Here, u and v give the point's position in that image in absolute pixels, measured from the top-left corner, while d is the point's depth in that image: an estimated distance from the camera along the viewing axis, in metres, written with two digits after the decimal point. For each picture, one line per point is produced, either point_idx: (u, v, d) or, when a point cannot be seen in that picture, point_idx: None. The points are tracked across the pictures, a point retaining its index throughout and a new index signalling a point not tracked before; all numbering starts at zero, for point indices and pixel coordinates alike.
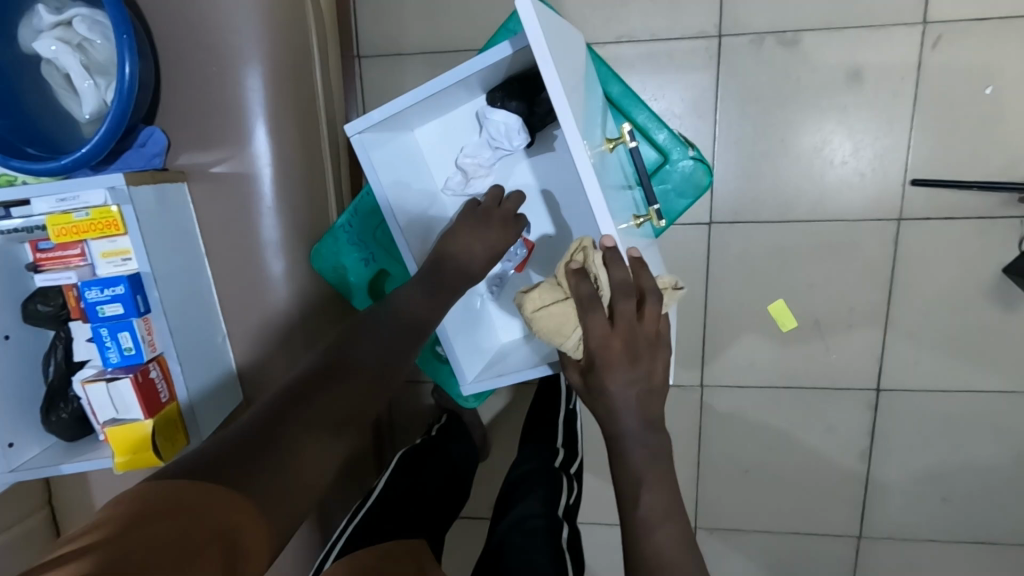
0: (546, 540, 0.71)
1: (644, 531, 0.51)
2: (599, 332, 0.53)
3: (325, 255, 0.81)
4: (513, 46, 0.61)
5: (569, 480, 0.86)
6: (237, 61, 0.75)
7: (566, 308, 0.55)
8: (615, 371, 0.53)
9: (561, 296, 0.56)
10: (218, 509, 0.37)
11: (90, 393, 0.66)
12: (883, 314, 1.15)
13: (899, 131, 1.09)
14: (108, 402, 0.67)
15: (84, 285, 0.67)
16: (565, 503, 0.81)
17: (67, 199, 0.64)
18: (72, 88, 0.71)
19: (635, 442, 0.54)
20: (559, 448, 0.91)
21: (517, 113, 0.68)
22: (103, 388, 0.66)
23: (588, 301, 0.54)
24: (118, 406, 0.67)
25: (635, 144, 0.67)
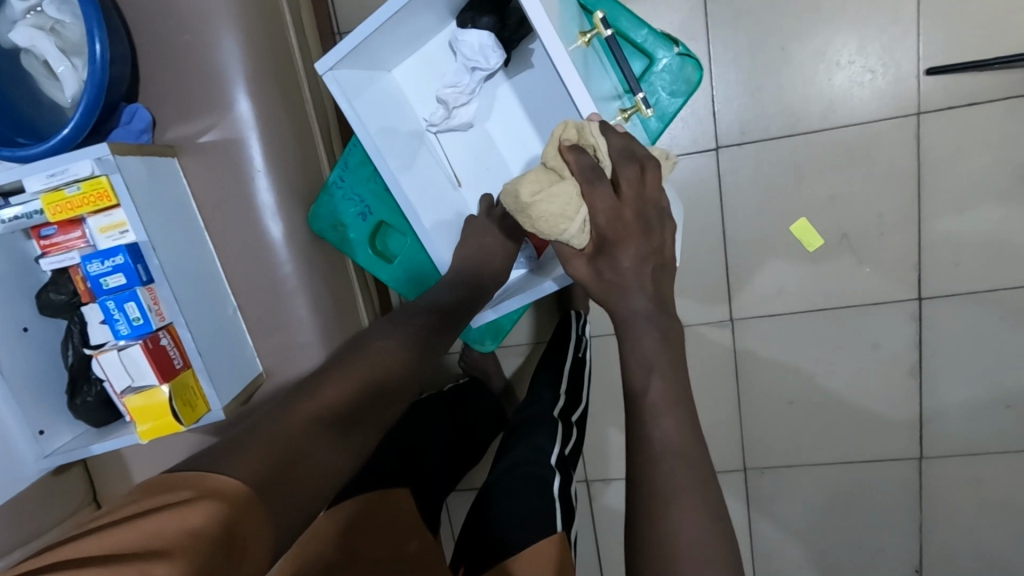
0: (535, 487, 0.68)
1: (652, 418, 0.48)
2: (608, 203, 0.50)
3: (323, 216, 0.81)
4: None
5: (567, 428, 0.82)
6: (208, 27, 0.75)
7: (567, 189, 0.51)
8: (629, 243, 0.50)
9: (561, 178, 0.52)
10: (239, 512, 0.37)
11: (104, 364, 0.68)
12: (914, 217, 1.09)
13: (906, 17, 1.03)
14: (123, 372, 0.68)
15: (87, 259, 0.67)
16: (560, 452, 0.76)
17: (57, 174, 0.64)
18: (52, 74, 0.72)
19: (645, 325, 0.51)
20: (560, 396, 0.86)
21: (489, 29, 0.66)
22: (115, 357, 0.67)
23: (590, 172, 0.50)
24: (133, 374, 0.67)
25: (611, 33, 0.65)
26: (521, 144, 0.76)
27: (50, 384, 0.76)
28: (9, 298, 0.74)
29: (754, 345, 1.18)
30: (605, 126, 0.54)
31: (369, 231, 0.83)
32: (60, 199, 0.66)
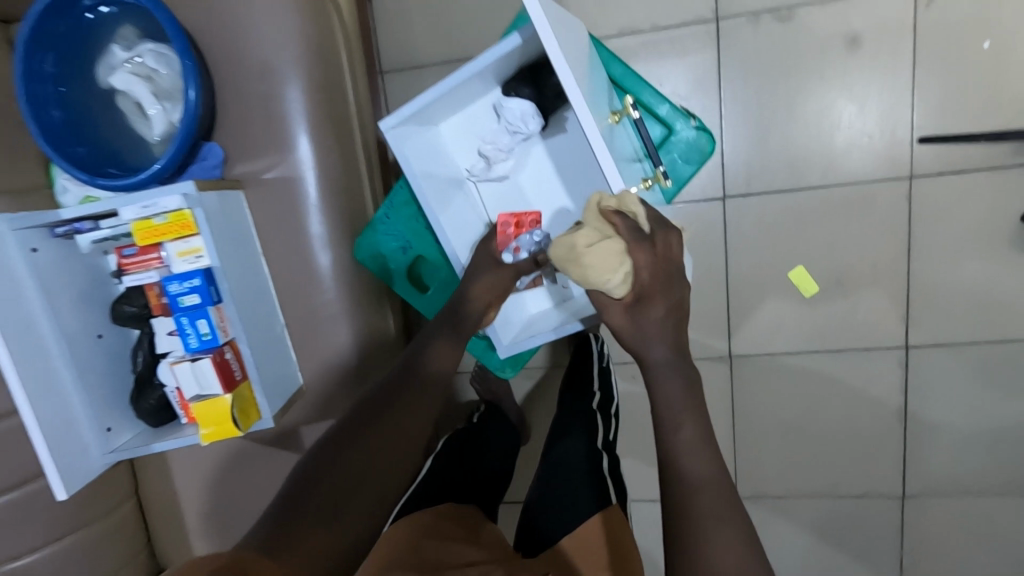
0: (585, 485, 0.80)
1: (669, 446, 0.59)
2: (649, 260, 0.61)
3: (366, 247, 0.90)
4: (523, 36, 0.69)
5: (606, 419, 0.92)
6: (283, 79, 0.85)
7: (616, 242, 0.60)
8: (657, 300, 0.62)
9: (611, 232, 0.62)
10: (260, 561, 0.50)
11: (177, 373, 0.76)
12: (905, 269, 1.18)
13: (902, 89, 1.13)
14: (193, 380, 0.76)
15: (167, 279, 0.76)
16: (604, 440, 0.87)
17: (149, 207, 0.74)
18: (142, 113, 0.82)
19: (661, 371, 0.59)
20: (593, 393, 0.94)
21: (529, 99, 0.76)
22: (187, 367, 0.76)
23: (635, 233, 0.61)
24: (201, 383, 0.76)
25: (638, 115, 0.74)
26: (550, 197, 0.86)
27: (117, 386, 0.85)
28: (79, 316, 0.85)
29: (751, 379, 1.27)
30: (640, 198, 0.65)
31: (408, 262, 0.93)
32: (149, 227, 0.75)
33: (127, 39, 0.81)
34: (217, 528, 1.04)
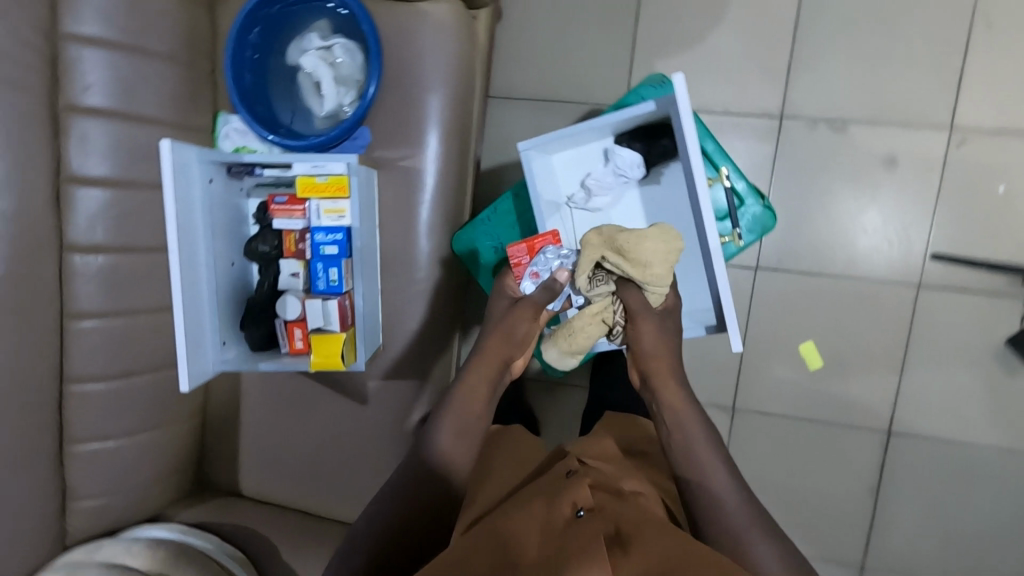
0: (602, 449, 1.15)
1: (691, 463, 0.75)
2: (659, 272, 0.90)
3: (463, 240, 1.07)
4: (658, 105, 0.86)
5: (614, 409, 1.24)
6: (439, 91, 1.03)
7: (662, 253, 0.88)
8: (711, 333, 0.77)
9: (642, 266, 0.85)
10: None
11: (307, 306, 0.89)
12: (900, 362, 1.41)
13: (924, 211, 1.37)
14: (318, 315, 0.90)
15: (316, 229, 0.91)
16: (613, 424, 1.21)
17: (318, 167, 0.89)
18: (317, 92, 0.98)
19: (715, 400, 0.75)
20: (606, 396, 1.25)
21: (638, 152, 0.93)
22: (316, 304, 0.89)
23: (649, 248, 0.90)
24: (324, 319, 0.90)
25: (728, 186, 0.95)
26: None
27: (233, 308, 1.00)
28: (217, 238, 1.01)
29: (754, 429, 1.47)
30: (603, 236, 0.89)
31: (495, 261, 1.09)
32: (312, 183, 0.90)
33: (324, 31, 0.98)
34: (267, 457, 1.17)
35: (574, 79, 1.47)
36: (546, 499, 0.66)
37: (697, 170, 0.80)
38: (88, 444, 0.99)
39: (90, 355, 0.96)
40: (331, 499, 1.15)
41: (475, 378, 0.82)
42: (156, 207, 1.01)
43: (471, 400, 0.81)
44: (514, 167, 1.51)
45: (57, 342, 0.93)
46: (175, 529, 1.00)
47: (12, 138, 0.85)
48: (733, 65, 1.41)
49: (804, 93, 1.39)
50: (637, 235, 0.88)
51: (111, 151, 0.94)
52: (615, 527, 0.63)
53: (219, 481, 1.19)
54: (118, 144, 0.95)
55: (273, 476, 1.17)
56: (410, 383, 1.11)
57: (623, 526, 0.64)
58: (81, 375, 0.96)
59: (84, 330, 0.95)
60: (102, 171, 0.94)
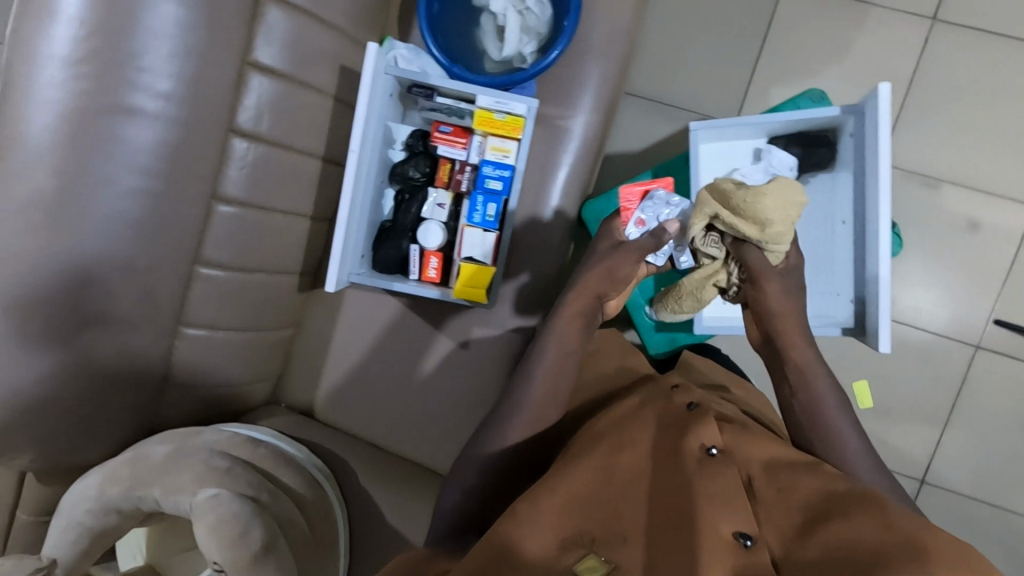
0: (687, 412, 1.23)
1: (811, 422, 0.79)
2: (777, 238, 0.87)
3: (593, 209, 1.13)
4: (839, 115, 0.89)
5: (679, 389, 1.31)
6: (598, 65, 1.08)
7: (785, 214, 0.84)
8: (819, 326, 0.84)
9: (762, 224, 0.82)
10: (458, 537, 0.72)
11: (467, 235, 0.94)
12: (944, 417, 1.48)
13: (995, 277, 1.45)
14: (475, 245, 0.94)
15: (482, 163, 0.94)
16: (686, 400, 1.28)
17: (500, 103, 0.91)
18: (497, 36, 1.01)
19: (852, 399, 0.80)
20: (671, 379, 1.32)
21: (795, 157, 0.97)
22: (477, 233, 0.93)
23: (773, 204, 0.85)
24: (479, 250, 0.94)
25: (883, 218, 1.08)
26: None
27: (370, 226, 1.01)
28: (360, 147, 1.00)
29: None
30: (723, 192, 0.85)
31: None
32: (488, 118, 0.92)
33: None
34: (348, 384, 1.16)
35: (693, 87, 1.51)
36: (676, 431, 0.68)
37: (883, 179, 0.82)
38: (198, 329, 0.98)
39: (224, 242, 0.96)
40: (405, 437, 1.14)
41: (568, 314, 0.83)
42: (315, 112, 1.00)
43: (569, 331, 0.82)
44: (616, 158, 1.54)
45: (200, 221, 0.92)
46: (266, 433, 0.98)
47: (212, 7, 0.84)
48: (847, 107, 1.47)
49: (907, 148, 1.46)
50: (762, 192, 0.83)
51: (289, 45, 0.94)
52: (748, 475, 0.62)
53: (292, 399, 1.17)
54: (297, 40, 0.95)
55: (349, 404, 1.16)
56: (511, 337, 1.12)
57: (754, 476, 0.62)
58: (211, 259, 0.96)
59: (224, 216, 0.94)
60: (277, 62, 0.93)
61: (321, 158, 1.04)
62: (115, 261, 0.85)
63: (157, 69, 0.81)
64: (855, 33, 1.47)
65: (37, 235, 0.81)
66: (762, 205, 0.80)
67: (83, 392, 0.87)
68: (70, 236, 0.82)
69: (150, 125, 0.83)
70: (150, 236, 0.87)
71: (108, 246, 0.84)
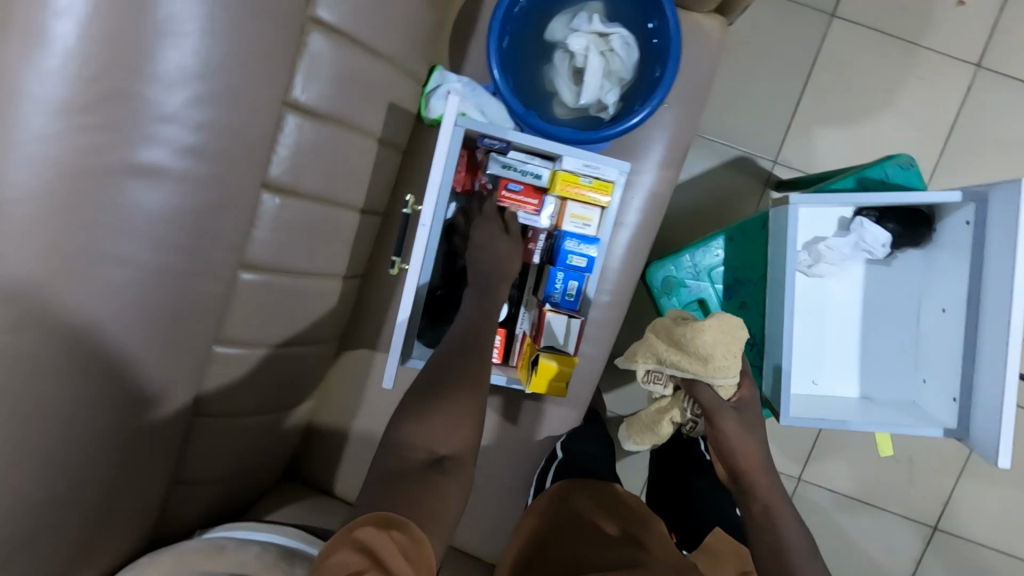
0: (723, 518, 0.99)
1: (771, 521, 0.79)
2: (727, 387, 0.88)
3: (660, 270, 1.01)
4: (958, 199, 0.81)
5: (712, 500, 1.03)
6: (672, 114, 0.97)
7: (724, 339, 0.84)
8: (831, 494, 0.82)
9: (704, 359, 0.84)
10: (376, 542, 0.52)
11: (548, 321, 0.79)
12: (960, 468, 1.50)
13: None
14: (556, 333, 0.80)
15: (564, 235, 0.80)
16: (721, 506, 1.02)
17: (590, 167, 0.79)
18: (573, 77, 0.87)
19: None
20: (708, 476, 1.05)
21: (890, 232, 0.90)
22: (561, 319, 0.79)
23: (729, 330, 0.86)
24: (562, 338, 0.80)
25: None
26: (846, 308, 0.97)
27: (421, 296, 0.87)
28: (414, 207, 0.84)
29: (809, 504, 1.54)
30: (664, 337, 0.89)
31: (687, 301, 1.01)
32: (573, 181, 0.79)
33: (602, 16, 0.86)
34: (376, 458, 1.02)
35: (733, 121, 1.42)
36: None
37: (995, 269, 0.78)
38: (212, 418, 0.81)
39: (248, 317, 0.79)
40: None
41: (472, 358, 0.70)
42: (358, 157, 0.84)
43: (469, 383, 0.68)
44: None
45: (222, 295, 0.74)
46: (294, 537, 0.84)
47: (248, 36, 0.66)
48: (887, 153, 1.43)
49: None
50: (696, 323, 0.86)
51: (333, 82, 0.77)
52: None
53: (309, 475, 1.03)
54: (341, 73, 0.77)
55: None
56: (562, 412, 1.01)
57: None
58: (232, 336, 0.78)
59: (248, 286, 0.77)
60: (318, 102, 0.76)
61: (359, 209, 0.88)
62: (119, 352, 0.66)
63: (180, 116, 0.63)
64: (901, 75, 1.41)
65: (48, 262, 0.61)
66: (700, 340, 0.83)
67: (108, 449, 0.68)
68: (66, 293, 0.62)
69: (163, 187, 0.64)
70: (173, 291, 0.68)
71: (132, 286, 0.65)
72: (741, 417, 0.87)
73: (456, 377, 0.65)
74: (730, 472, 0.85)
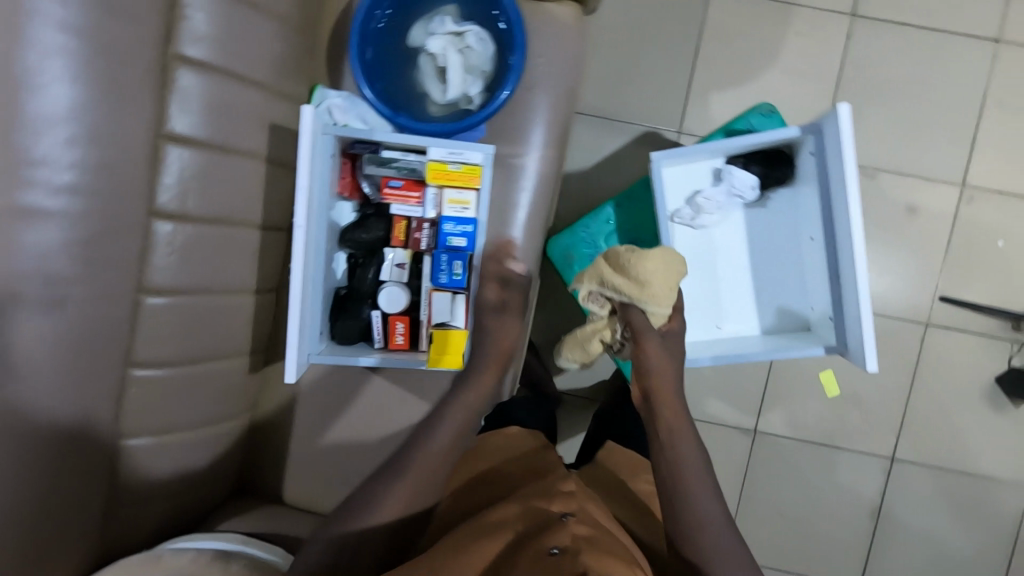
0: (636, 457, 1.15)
1: (672, 439, 0.87)
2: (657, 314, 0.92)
3: (559, 246, 1.07)
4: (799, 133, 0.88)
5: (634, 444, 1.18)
6: (544, 98, 1.04)
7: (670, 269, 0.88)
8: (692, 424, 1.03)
9: (642, 285, 0.88)
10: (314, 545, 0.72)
11: (435, 300, 0.85)
12: (905, 396, 1.55)
13: (935, 256, 1.52)
14: (446, 310, 0.85)
15: (443, 220, 0.86)
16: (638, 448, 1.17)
17: (454, 154, 0.85)
18: (439, 76, 0.94)
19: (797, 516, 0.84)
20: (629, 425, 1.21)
21: (755, 174, 0.96)
22: (448, 297, 0.85)
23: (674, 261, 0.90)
24: (452, 314, 0.85)
25: None
26: (733, 252, 1.03)
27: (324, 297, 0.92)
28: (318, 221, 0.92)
29: (769, 454, 1.58)
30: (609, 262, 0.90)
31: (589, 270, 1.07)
32: (443, 170, 0.86)
33: (456, 17, 0.94)
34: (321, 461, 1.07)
35: (633, 101, 1.50)
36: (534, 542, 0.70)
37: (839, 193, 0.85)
38: (140, 440, 0.86)
39: (159, 339, 0.84)
40: None
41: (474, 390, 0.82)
42: (249, 178, 0.90)
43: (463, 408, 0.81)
44: (568, 179, 1.52)
45: (127, 320, 0.80)
46: (233, 541, 0.88)
47: (111, 79, 0.73)
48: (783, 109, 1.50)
49: None
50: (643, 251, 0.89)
51: (209, 111, 0.83)
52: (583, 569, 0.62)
53: (258, 488, 1.08)
54: (215, 102, 0.84)
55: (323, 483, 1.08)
56: None
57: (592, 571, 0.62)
58: (147, 358, 0.84)
59: (155, 309, 0.83)
60: (196, 132, 0.83)
61: (260, 226, 0.95)
62: (27, 383, 0.71)
63: (55, 159, 0.70)
64: (782, 34, 1.49)
65: None
66: (647, 266, 0.87)
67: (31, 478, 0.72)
68: None
69: (49, 225, 0.70)
70: (74, 320, 0.73)
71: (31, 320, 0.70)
72: (667, 343, 0.91)
73: (444, 412, 0.80)
74: (642, 393, 0.91)
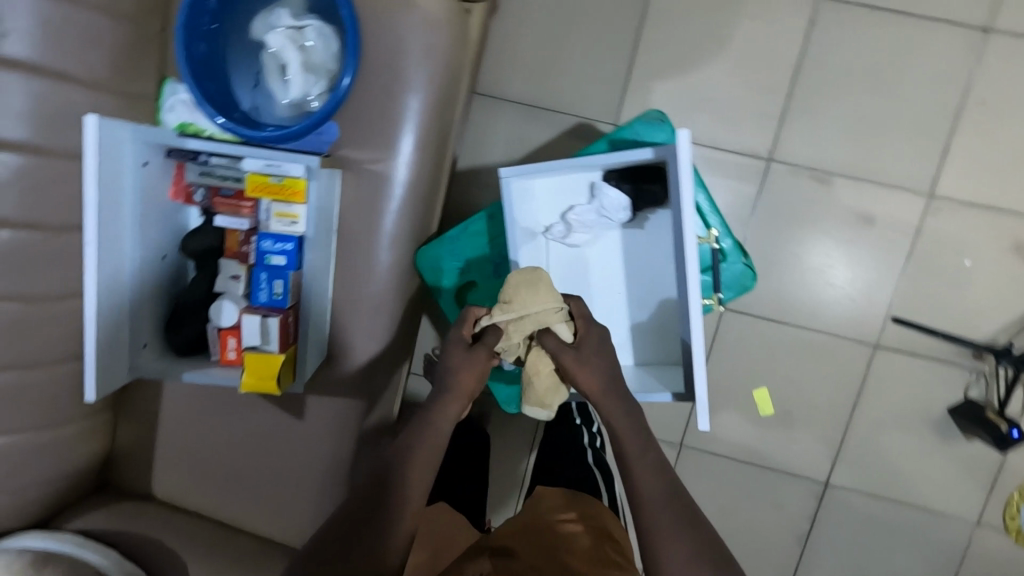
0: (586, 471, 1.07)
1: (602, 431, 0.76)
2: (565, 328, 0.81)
3: (427, 257, 1.02)
4: (655, 153, 0.81)
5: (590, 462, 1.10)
6: (414, 96, 0.96)
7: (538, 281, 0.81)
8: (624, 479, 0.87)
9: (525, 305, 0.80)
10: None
11: (244, 321, 0.81)
12: (845, 420, 1.44)
13: (891, 272, 1.38)
14: (256, 333, 0.82)
15: (261, 236, 0.82)
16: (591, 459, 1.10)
17: (273, 166, 0.80)
18: (282, 75, 0.88)
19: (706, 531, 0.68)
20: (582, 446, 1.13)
21: (626, 194, 0.88)
22: (256, 320, 0.81)
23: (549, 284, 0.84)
24: (262, 338, 0.82)
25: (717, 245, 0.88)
26: (608, 276, 0.96)
27: (160, 310, 0.89)
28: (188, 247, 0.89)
29: (694, 470, 1.51)
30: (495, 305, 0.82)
31: (457, 283, 1.05)
32: (263, 182, 0.81)
33: (298, 10, 0.87)
34: (185, 460, 1.07)
35: (564, 88, 1.38)
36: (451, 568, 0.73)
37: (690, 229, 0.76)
38: None
39: None
40: (253, 510, 1.07)
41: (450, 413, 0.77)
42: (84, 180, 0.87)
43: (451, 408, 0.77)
44: (489, 172, 1.42)
45: None
46: (68, 543, 0.89)
47: None
48: (731, 102, 1.36)
49: (796, 140, 1.36)
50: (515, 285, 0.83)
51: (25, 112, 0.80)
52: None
53: (127, 482, 1.08)
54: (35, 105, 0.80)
55: (189, 481, 1.08)
56: (351, 403, 1.04)
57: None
58: None
59: None
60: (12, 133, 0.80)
61: None
62: None
63: None
64: (735, 19, 1.34)
65: None
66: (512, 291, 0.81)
67: None
68: None
69: None
70: None
71: None
72: (580, 350, 0.79)
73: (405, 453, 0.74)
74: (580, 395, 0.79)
